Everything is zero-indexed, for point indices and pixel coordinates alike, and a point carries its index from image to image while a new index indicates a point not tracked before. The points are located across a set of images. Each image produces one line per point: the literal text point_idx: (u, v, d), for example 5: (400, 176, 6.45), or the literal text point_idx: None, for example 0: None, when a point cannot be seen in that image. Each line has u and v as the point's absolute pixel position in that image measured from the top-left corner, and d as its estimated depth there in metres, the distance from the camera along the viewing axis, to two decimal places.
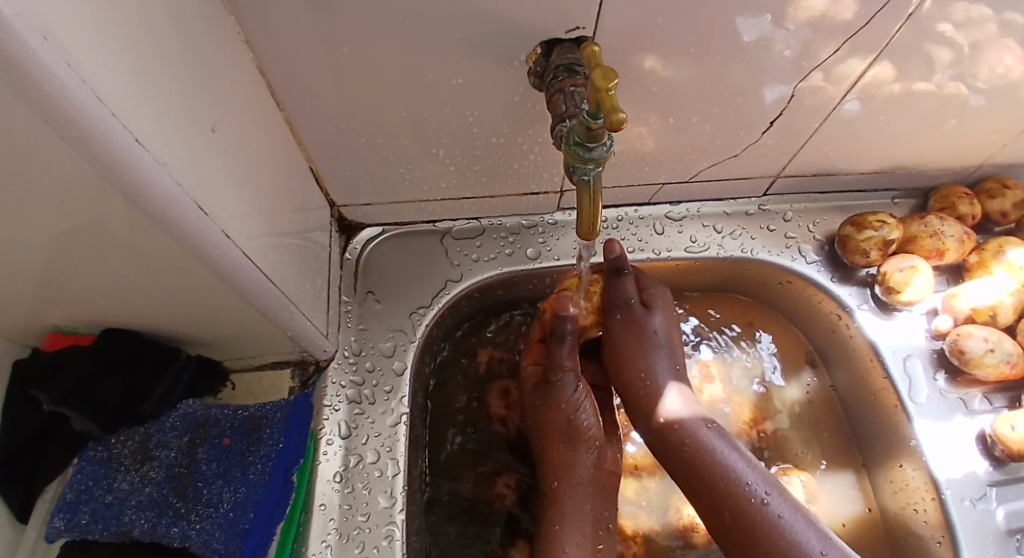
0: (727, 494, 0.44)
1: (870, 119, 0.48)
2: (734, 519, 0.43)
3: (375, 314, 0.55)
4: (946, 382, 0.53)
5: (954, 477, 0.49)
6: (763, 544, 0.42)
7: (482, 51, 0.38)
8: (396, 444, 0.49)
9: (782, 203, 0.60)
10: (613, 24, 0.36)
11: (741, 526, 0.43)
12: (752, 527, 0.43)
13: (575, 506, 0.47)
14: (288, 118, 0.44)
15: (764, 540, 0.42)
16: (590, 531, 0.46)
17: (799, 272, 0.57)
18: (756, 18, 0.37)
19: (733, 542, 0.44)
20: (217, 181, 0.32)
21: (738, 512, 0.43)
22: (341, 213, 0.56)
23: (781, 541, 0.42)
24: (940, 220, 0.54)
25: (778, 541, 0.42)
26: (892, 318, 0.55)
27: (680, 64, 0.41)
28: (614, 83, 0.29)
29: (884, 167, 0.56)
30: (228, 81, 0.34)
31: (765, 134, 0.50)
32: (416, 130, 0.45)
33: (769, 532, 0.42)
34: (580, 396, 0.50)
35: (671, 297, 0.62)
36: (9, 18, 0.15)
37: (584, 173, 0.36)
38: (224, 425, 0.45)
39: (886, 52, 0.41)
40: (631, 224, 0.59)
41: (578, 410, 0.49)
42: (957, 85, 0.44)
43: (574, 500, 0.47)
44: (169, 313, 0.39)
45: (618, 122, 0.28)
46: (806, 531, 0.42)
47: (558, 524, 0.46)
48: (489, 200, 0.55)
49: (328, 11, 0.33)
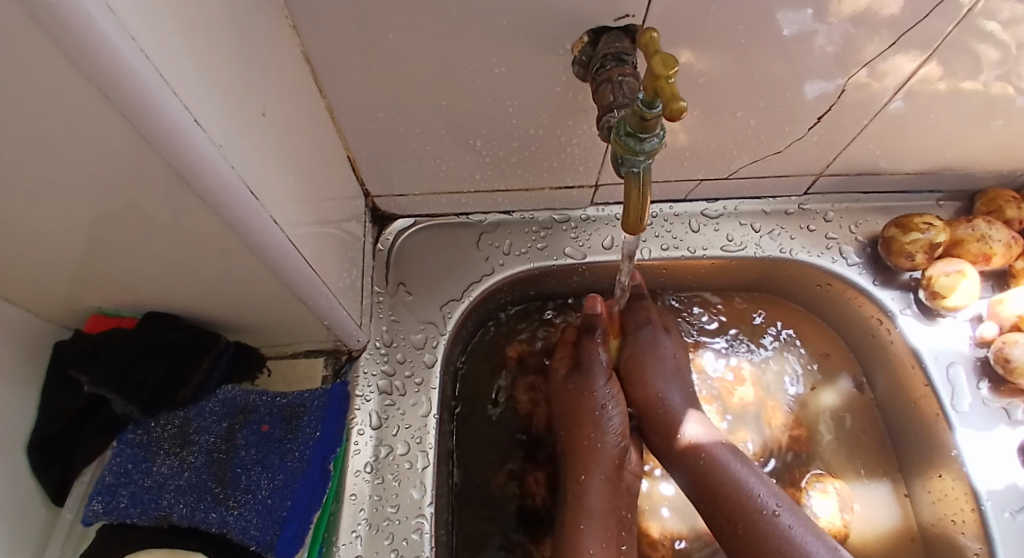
0: (716, 482, 0.45)
1: (919, 117, 0.47)
2: (713, 503, 0.45)
3: (406, 306, 0.54)
4: (990, 391, 0.51)
5: (995, 488, 0.48)
6: (744, 523, 0.43)
7: (525, 38, 0.37)
8: (427, 436, 0.48)
9: (822, 203, 0.58)
10: (662, 13, 0.35)
11: (710, 489, 0.45)
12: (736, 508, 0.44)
13: (597, 501, 0.46)
14: (327, 106, 0.43)
15: (746, 519, 0.43)
16: (610, 535, 0.45)
17: (839, 274, 0.56)
18: (798, 12, 0.36)
19: (716, 526, 0.45)
20: (264, 166, 0.32)
21: (722, 500, 0.44)
22: (375, 203, 0.55)
23: (759, 519, 0.43)
24: (988, 224, 0.52)
25: (756, 520, 0.43)
26: (935, 323, 0.54)
27: (726, 57, 0.40)
28: (673, 71, 0.28)
29: (930, 168, 0.54)
30: (275, 67, 0.34)
31: (810, 130, 0.48)
32: (453, 118, 0.45)
33: (747, 510, 0.43)
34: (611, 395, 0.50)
35: (703, 297, 0.61)
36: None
37: (634, 165, 0.35)
38: (262, 412, 0.45)
39: (937, 50, 0.39)
40: (666, 221, 0.58)
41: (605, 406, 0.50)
42: (1004, 85, 0.43)
43: (598, 496, 0.46)
44: (207, 298, 0.39)
45: (679, 110, 0.27)
46: (787, 513, 0.43)
47: (583, 522, 0.45)
48: (523, 193, 0.55)
49: None
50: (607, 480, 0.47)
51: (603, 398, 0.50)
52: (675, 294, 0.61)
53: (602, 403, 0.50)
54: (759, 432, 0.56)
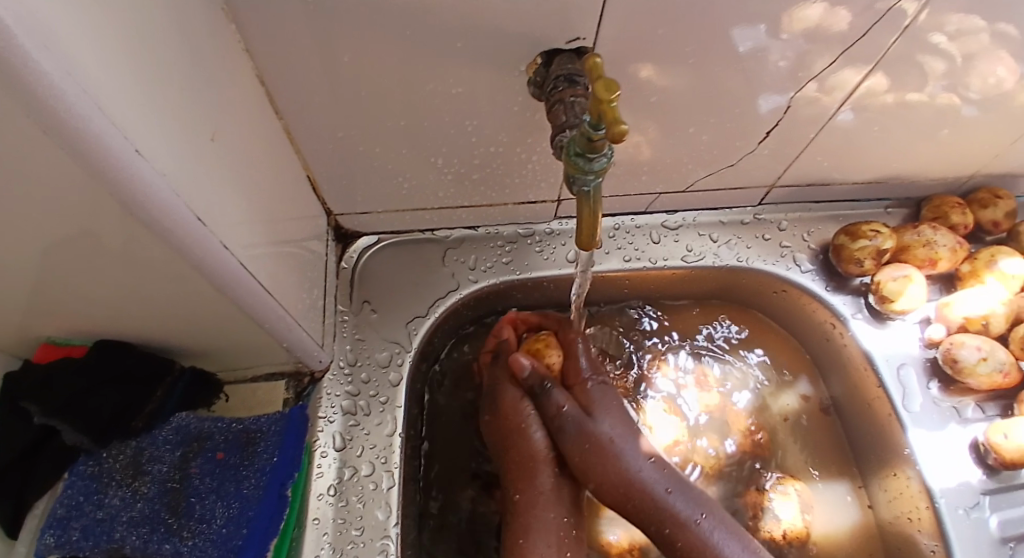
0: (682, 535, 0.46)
1: (866, 128, 0.48)
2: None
3: (371, 324, 0.54)
4: (940, 390, 0.53)
5: (949, 486, 0.49)
6: None
7: (479, 59, 0.38)
8: (392, 456, 0.48)
9: (777, 213, 0.60)
10: (611, 35, 0.37)
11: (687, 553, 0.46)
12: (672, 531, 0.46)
13: (539, 515, 0.47)
14: (285, 126, 0.43)
15: None
16: (555, 539, 0.46)
17: (794, 281, 0.57)
18: (751, 29, 0.37)
19: None
20: (216, 190, 0.31)
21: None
22: (337, 222, 0.55)
23: None
24: (933, 230, 0.54)
25: None
26: (885, 326, 0.55)
27: (682, 74, 0.41)
28: (615, 94, 0.28)
29: (877, 177, 0.56)
30: (226, 91, 0.34)
31: (762, 144, 0.50)
32: (412, 138, 0.45)
33: None
34: (530, 409, 0.50)
35: (665, 305, 0.62)
36: (23, 37, 0.15)
37: (583, 183, 0.35)
38: (218, 439, 0.45)
39: (881, 63, 0.41)
40: (628, 233, 0.59)
41: (529, 421, 0.50)
42: (949, 96, 0.45)
43: (539, 510, 0.47)
44: (165, 324, 0.38)
45: (621, 133, 0.27)
46: None
47: (523, 538, 0.46)
48: (485, 209, 0.55)
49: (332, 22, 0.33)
50: (547, 491, 0.48)
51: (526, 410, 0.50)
52: (639, 302, 0.62)
53: (528, 423, 0.50)
54: (722, 435, 0.57)
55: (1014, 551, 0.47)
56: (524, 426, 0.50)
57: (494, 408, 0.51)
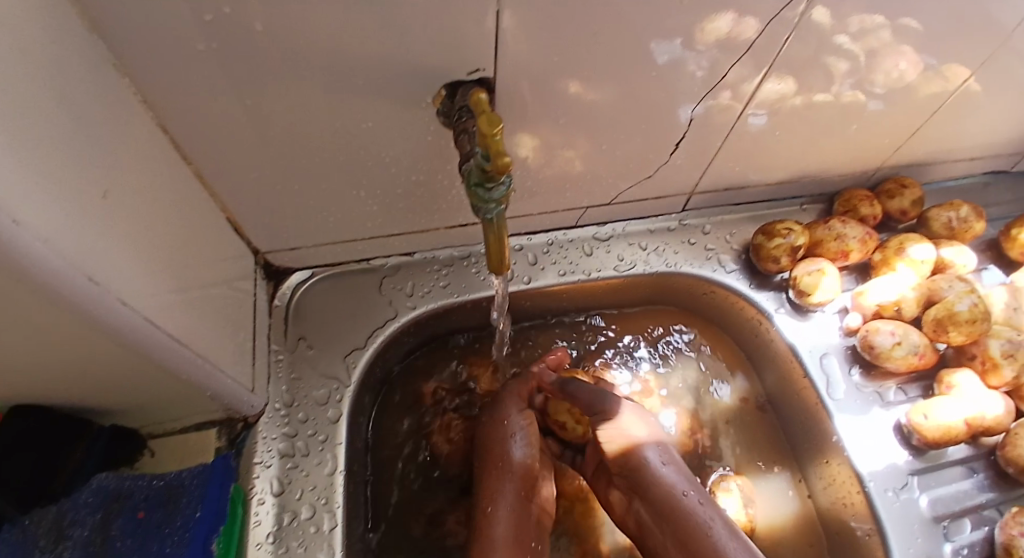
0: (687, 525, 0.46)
1: (774, 131, 0.51)
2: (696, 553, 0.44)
3: (308, 361, 0.53)
4: (861, 376, 0.56)
5: (877, 469, 0.52)
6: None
7: (385, 93, 0.38)
8: (333, 495, 0.48)
9: (701, 217, 0.62)
10: (510, 63, 0.38)
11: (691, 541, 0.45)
12: (682, 532, 0.46)
13: (501, 534, 0.48)
14: (197, 172, 0.42)
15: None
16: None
17: (720, 282, 0.60)
18: (668, 42, 0.39)
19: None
20: (118, 250, 0.30)
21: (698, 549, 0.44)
22: (267, 259, 0.54)
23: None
24: (842, 224, 0.57)
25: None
26: (807, 318, 0.58)
27: (605, 85, 0.42)
28: (499, 127, 0.30)
29: (789, 177, 0.60)
30: (126, 140, 0.33)
31: (674, 155, 0.53)
32: (329, 174, 0.45)
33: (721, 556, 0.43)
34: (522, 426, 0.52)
35: (605, 314, 0.64)
36: None
37: (487, 212, 0.36)
38: (139, 496, 0.44)
39: (774, 66, 0.43)
40: (561, 247, 0.60)
41: (513, 436, 0.52)
42: (855, 93, 0.49)
43: (501, 530, 0.48)
44: (80, 385, 0.36)
45: (504, 165, 0.31)
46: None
47: None
48: (417, 235, 0.56)
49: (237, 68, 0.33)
50: (513, 511, 0.49)
51: (513, 427, 0.52)
52: (579, 314, 0.63)
53: (511, 436, 0.52)
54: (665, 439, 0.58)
55: (948, 529, 0.50)
56: (507, 444, 0.51)
57: (489, 421, 0.53)
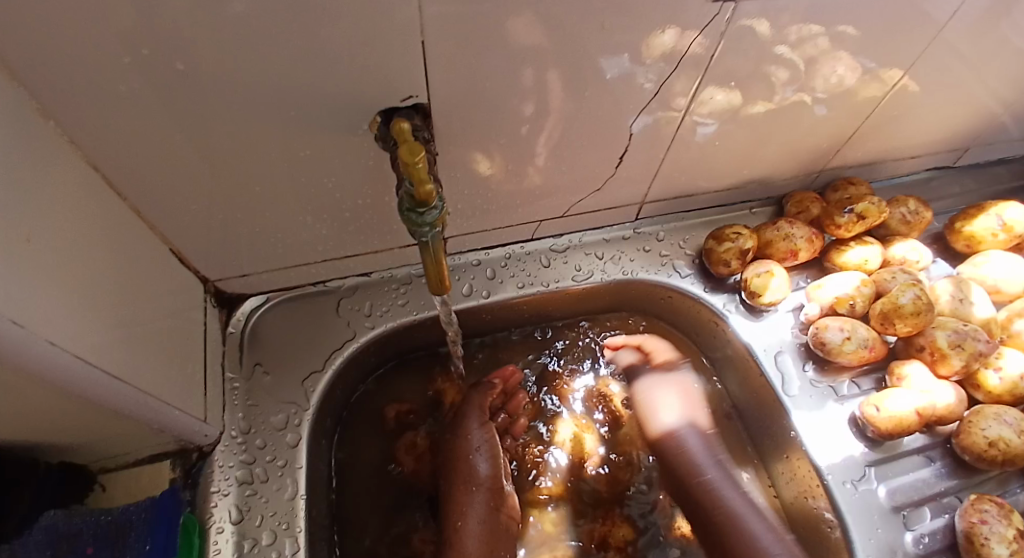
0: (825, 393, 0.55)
1: (717, 139, 0.53)
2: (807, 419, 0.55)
3: (265, 387, 0.53)
4: (815, 372, 0.57)
5: (835, 462, 0.53)
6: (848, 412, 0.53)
7: (319, 121, 0.39)
8: (295, 520, 0.47)
9: (654, 225, 0.64)
10: (442, 89, 0.39)
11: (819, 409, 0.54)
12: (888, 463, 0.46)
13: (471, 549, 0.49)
14: (132, 206, 0.41)
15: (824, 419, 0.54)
16: None
17: (675, 286, 0.61)
18: (616, 58, 0.40)
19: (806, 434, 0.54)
20: (42, 295, 0.30)
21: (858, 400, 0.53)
22: (217, 287, 0.54)
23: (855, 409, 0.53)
24: (790, 224, 0.59)
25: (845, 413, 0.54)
26: (760, 319, 0.59)
27: (554, 95, 0.42)
28: (421, 156, 0.30)
29: (735, 183, 0.61)
30: (50, 182, 0.32)
31: (620, 168, 0.54)
32: (273, 202, 0.46)
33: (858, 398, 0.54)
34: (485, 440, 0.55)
35: (565, 323, 0.65)
36: None
37: (422, 236, 0.36)
38: (87, 535, 0.43)
39: (708, 77, 0.44)
40: (519, 260, 0.61)
41: (477, 451, 0.54)
42: (800, 96, 0.50)
43: (467, 544, 0.49)
44: (18, 428, 0.36)
45: (428, 193, 0.32)
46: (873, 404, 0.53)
47: None
48: (373, 256, 0.56)
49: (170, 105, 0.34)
50: (484, 523, 0.50)
51: (477, 442, 0.55)
52: (539, 324, 0.64)
53: (475, 450, 0.54)
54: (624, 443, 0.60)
55: (907, 517, 0.51)
56: (470, 458, 0.54)
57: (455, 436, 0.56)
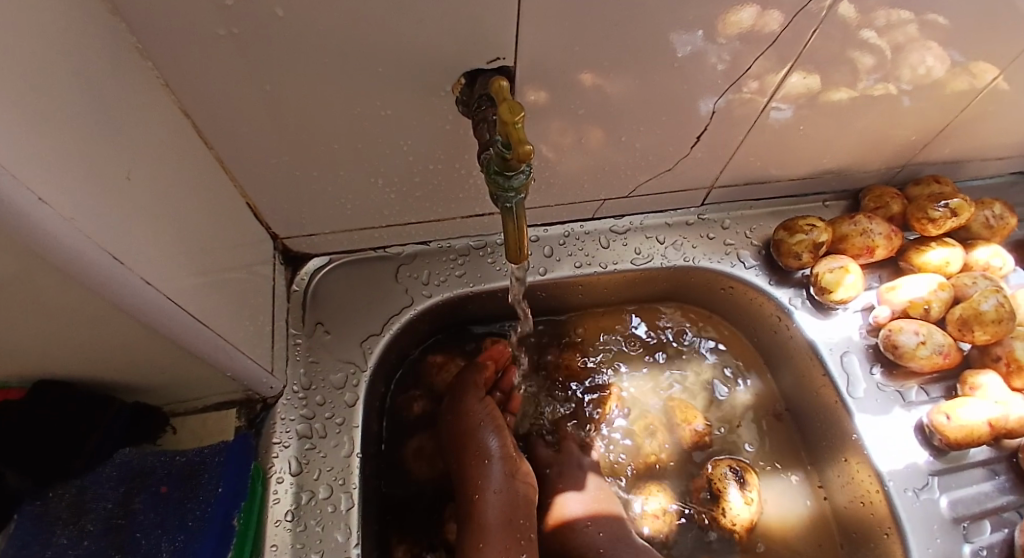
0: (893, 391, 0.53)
1: (798, 125, 0.50)
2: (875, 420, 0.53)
3: (325, 345, 0.54)
4: (883, 376, 0.55)
5: (896, 469, 0.51)
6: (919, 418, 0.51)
7: (404, 81, 0.38)
8: (350, 477, 0.49)
9: (720, 212, 0.62)
10: (531, 55, 0.37)
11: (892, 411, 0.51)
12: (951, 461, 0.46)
13: (492, 515, 0.49)
14: (217, 156, 0.42)
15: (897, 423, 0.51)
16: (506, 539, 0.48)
17: (739, 277, 0.59)
18: (688, 34, 0.37)
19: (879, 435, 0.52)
20: (137, 236, 0.31)
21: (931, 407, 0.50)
22: (285, 245, 0.55)
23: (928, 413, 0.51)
24: (868, 219, 0.56)
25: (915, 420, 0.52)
26: (829, 316, 0.57)
27: (625, 78, 0.41)
28: (520, 116, 0.30)
29: (811, 173, 0.58)
30: (145, 126, 0.33)
31: (694, 148, 0.52)
32: (347, 162, 0.46)
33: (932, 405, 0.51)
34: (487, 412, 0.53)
35: (619, 306, 0.64)
36: None
37: (506, 200, 0.37)
38: (161, 473, 0.46)
39: (800, 60, 0.42)
40: (578, 239, 0.60)
41: (483, 423, 0.52)
42: (884, 86, 0.47)
43: (487, 511, 0.49)
44: (103, 363, 0.37)
45: (526, 153, 0.29)
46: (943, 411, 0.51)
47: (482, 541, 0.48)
48: (435, 224, 0.56)
49: (261, 57, 0.34)
50: (501, 492, 0.50)
51: (479, 415, 0.53)
52: (593, 305, 0.63)
53: (479, 423, 0.52)
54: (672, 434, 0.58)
55: (967, 530, 0.49)
56: (478, 431, 0.52)
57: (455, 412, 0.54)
